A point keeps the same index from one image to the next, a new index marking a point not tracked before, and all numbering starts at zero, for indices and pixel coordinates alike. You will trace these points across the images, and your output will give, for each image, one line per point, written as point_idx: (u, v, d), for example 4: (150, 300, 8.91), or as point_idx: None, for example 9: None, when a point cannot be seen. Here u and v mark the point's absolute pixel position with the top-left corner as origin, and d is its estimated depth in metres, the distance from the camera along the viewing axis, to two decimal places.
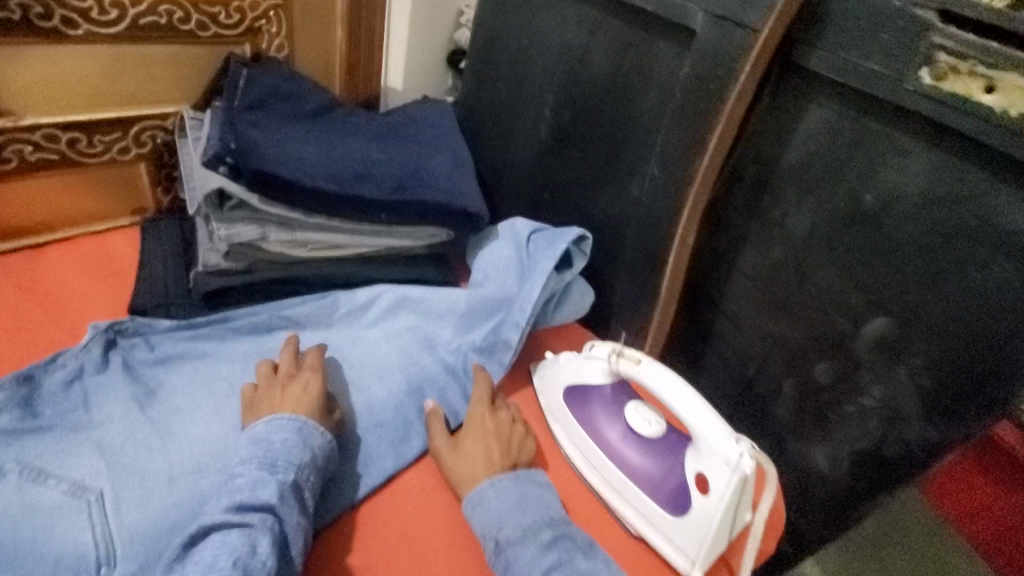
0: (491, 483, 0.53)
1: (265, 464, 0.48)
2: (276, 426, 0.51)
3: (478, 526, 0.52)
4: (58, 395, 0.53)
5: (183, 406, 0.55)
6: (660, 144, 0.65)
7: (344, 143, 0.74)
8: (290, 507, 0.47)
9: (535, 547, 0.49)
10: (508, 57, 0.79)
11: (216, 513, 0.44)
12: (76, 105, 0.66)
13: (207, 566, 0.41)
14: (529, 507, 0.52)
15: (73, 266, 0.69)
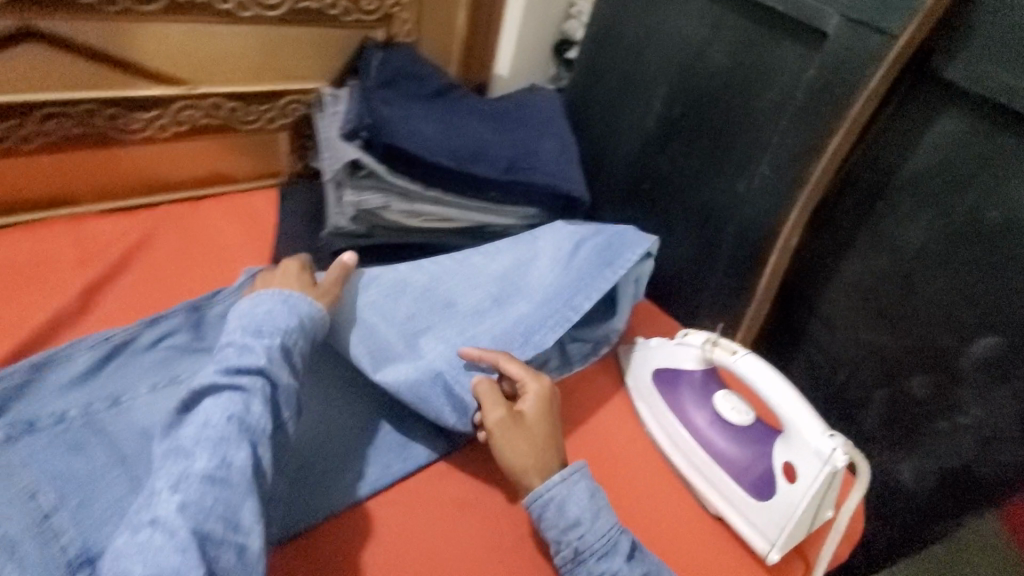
0: (564, 483, 0.53)
1: (253, 332, 0.52)
2: (262, 301, 0.55)
3: (551, 528, 0.52)
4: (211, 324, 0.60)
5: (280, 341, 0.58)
6: (774, 144, 0.66)
7: (462, 124, 0.79)
8: (278, 370, 0.50)
9: (618, 556, 0.51)
10: (622, 49, 0.81)
11: (207, 376, 0.49)
12: (236, 78, 0.75)
13: (205, 421, 0.45)
14: (602, 513, 0.53)
15: (218, 215, 0.77)
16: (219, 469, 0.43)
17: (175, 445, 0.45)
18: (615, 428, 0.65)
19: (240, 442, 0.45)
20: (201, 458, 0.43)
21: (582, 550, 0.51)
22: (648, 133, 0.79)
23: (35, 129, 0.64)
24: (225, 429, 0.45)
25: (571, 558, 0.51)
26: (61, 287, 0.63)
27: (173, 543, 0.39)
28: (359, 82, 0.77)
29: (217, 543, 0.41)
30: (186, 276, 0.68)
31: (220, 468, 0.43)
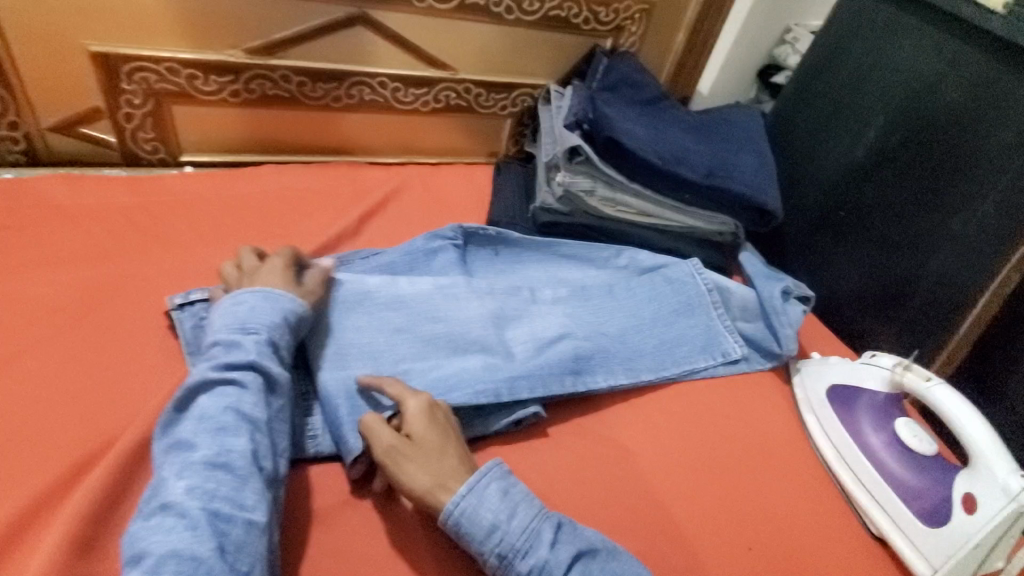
0: (471, 492, 0.47)
1: (240, 329, 0.50)
2: (237, 302, 0.53)
3: (472, 547, 0.46)
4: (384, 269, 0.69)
5: (407, 300, 0.62)
6: (1004, 184, 0.65)
7: (668, 131, 0.86)
8: (268, 361, 0.50)
9: (545, 543, 0.45)
10: (842, 76, 0.82)
11: (201, 373, 0.48)
12: (486, 69, 0.90)
13: (203, 416, 0.45)
14: (517, 506, 0.47)
15: (444, 178, 0.92)
16: (221, 457, 0.44)
17: (182, 440, 0.45)
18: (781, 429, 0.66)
19: (239, 433, 0.45)
20: (200, 448, 0.44)
21: (509, 554, 0.45)
22: (855, 161, 0.80)
23: (345, 91, 0.84)
24: (228, 420, 0.45)
25: (498, 567, 0.46)
26: (334, 210, 0.80)
27: (183, 523, 0.40)
28: (585, 84, 0.87)
29: (227, 519, 0.41)
30: (418, 220, 0.83)
31: (221, 455, 0.43)
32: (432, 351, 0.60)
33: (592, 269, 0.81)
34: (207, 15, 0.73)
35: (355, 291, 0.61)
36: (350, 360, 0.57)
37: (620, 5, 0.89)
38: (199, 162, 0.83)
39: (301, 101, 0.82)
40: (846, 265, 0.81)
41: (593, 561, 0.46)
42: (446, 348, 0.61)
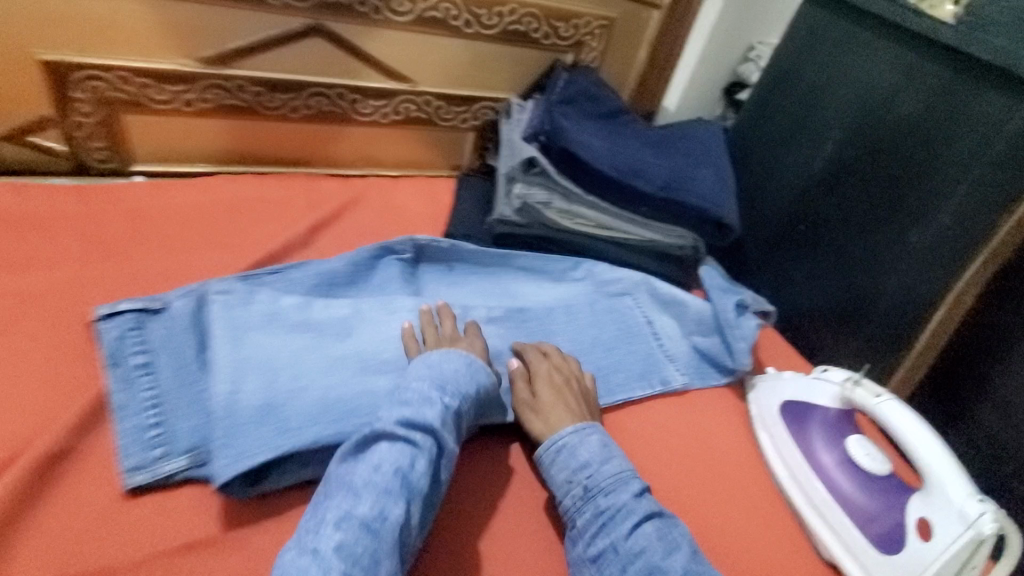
0: (575, 433, 0.56)
1: (436, 386, 0.53)
2: (449, 357, 0.57)
3: (562, 472, 0.54)
4: (321, 282, 0.67)
5: (319, 323, 0.61)
6: (960, 195, 0.63)
7: (627, 144, 0.86)
8: (448, 433, 0.51)
9: (629, 492, 0.52)
10: (798, 91, 0.83)
11: (388, 422, 0.49)
12: (447, 82, 0.89)
13: (375, 468, 0.47)
14: (612, 456, 0.55)
15: (406, 191, 0.91)
16: (376, 521, 0.44)
17: (350, 483, 0.46)
18: (733, 444, 0.64)
19: (399, 503, 0.45)
20: (364, 502, 0.45)
21: (593, 488, 0.53)
22: (811, 175, 0.80)
23: (303, 102, 0.83)
24: (390, 481, 0.46)
25: (580, 497, 0.53)
26: (287, 221, 0.78)
27: None
28: (544, 96, 0.87)
29: None
30: (373, 232, 0.82)
31: (377, 519, 0.44)
32: (342, 368, 0.57)
33: (548, 282, 0.79)
34: (159, 23, 0.73)
35: (264, 309, 0.60)
36: (257, 376, 0.54)
37: (580, 21, 0.89)
38: (153, 173, 0.82)
39: (258, 111, 0.82)
40: (808, 280, 0.80)
41: (662, 522, 0.51)
42: (369, 367, 0.59)
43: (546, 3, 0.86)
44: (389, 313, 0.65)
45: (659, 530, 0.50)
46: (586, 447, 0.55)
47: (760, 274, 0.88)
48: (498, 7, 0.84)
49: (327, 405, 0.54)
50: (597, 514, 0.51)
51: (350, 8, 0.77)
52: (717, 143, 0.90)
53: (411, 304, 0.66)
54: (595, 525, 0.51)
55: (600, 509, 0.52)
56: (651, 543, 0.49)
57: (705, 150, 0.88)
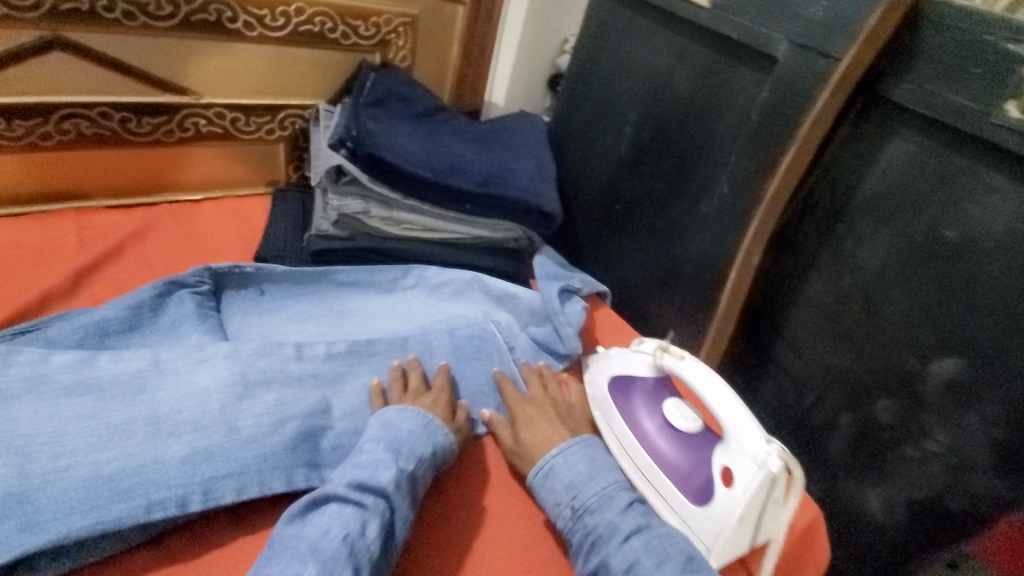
0: (560, 454, 0.57)
1: (391, 447, 0.53)
2: (405, 416, 0.56)
3: (550, 495, 0.55)
4: (88, 334, 0.57)
5: (84, 383, 0.51)
6: (732, 163, 0.68)
7: (444, 142, 0.83)
8: (401, 497, 0.49)
9: (615, 509, 0.53)
10: (598, 78, 0.86)
11: (338, 484, 0.49)
12: (239, 91, 0.81)
13: (322, 533, 0.45)
14: (601, 474, 0.56)
15: (212, 217, 0.82)
16: None
17: (295, 545, 0.45)
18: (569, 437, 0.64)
19: (344, 569, 0.43)
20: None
21: (581, 508, 0.53)
22: (619, 157, 0.83)
23: (56, 126, 0.71)
24: (337, 549, 0.44)
25: (572, 519, 0.53)
26: (49, 270, 0.66)
27: None
28: (351, 100, 0.82)
29: None
30: (167, 267, 0.72)
31: None
32: (123, 438, 0.49)
33: (376, 294, 0.75)
34: None
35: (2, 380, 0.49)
36: (6, 457, 0.45)
37: (380, 19, 0.86)
38: None
39: None
40: (631, 257, 0.84)
41: (652, 534, 0.51)
42: (159, 430, 0.50)
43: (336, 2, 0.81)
44: (185, 358, 0.56)
45: (647, 544, 0.50)
46: (567, 464, 0.56)
47: (592, 256, 0.91)
48: (281, 7, 0.78)
49: (91, 488, 0.45)
50: (586, 534, 0.52)
51: (93, 15, 0.67)
52: (536, 135, 0.91)
53: (225, 351, 0.58)
54: (586, 544, 0.51)
55: (588, 530, 0.52)
56: (639, 556, 0.49)
57: (524, 141, 0.89)
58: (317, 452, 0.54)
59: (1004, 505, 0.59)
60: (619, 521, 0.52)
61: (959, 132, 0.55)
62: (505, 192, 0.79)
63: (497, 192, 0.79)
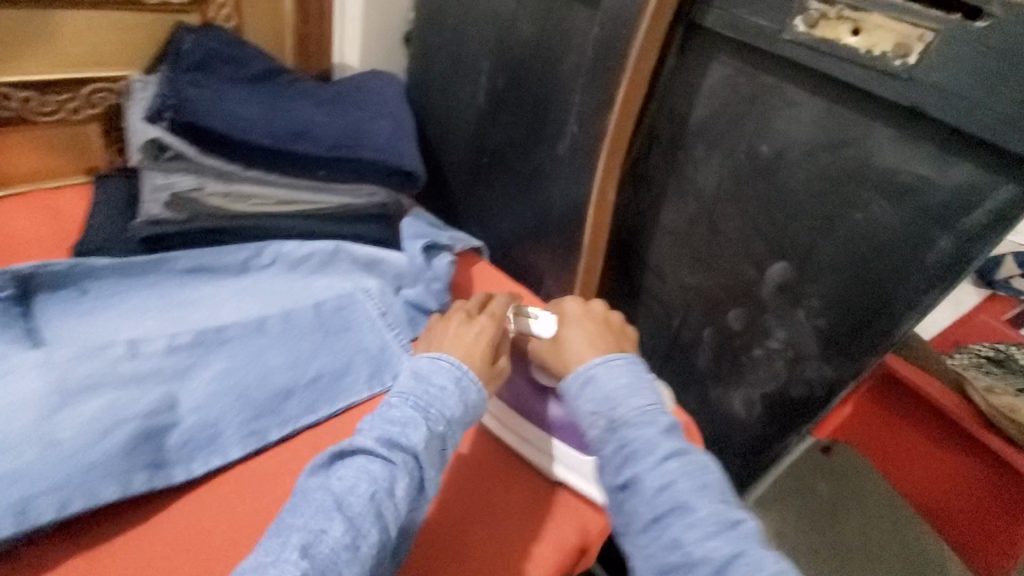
0: (605, 363, 0.57)
1: (422, 406, 0.51)
2: (437, 368, 0.54)
3: (588, 404, 0.55)
4: None
5: None
6: (577, 101, 0.70)
7: (288, 106, 0.77)
8: (432, 457, 0.49)
9: (657, 429, 0.52)
10: (448, 28, 0.84)
11: (368, 438, 0.48)
12: (26, 66, 0.69)
13: (349, 488, 0.44)
14: (642, 392, 0.55)
15: (17, 215, 0.71)
16: (348, 550, 0.41)
17: (319, 499, 0.44)
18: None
19: (373, 526, 0.43)
20: (334, 528, 0.42)
21: (619, 420, 0.53)
22: (479, 107, 0.83)
23: None
24: (365, 506, 0.44)
25: (607, 428, 0.53)
26: None
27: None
28: (166, 65, 0.73)
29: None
30: None
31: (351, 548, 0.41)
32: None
33: (227, 278, 0.69)
34: None
35: None
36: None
37: None
38: None
39: None
40: (504, 209, 0.85)
41: (690, 460, 0.50)
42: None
43: None
44: None
45: (686, 468, 0.49)
46: (611, 374, 0.56)
47: (468, 213, 0.91)
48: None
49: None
50: (620, 445, 0.52)
51: None
52: (393, 93, 0.88)
53: (35, 359, 0.50)
54: (619, 457, 0.52)
55: (623, 442, 0.52)
56: (677, 480, 0.49)
57: (380, 100, 0.86)
58: (162, 450, 0.50)
59: (834, 386, 0.66)
60: (650, 432, 0.51)
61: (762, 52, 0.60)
62: (359, 153, 0.74)
63: (349, 154, 0.74)
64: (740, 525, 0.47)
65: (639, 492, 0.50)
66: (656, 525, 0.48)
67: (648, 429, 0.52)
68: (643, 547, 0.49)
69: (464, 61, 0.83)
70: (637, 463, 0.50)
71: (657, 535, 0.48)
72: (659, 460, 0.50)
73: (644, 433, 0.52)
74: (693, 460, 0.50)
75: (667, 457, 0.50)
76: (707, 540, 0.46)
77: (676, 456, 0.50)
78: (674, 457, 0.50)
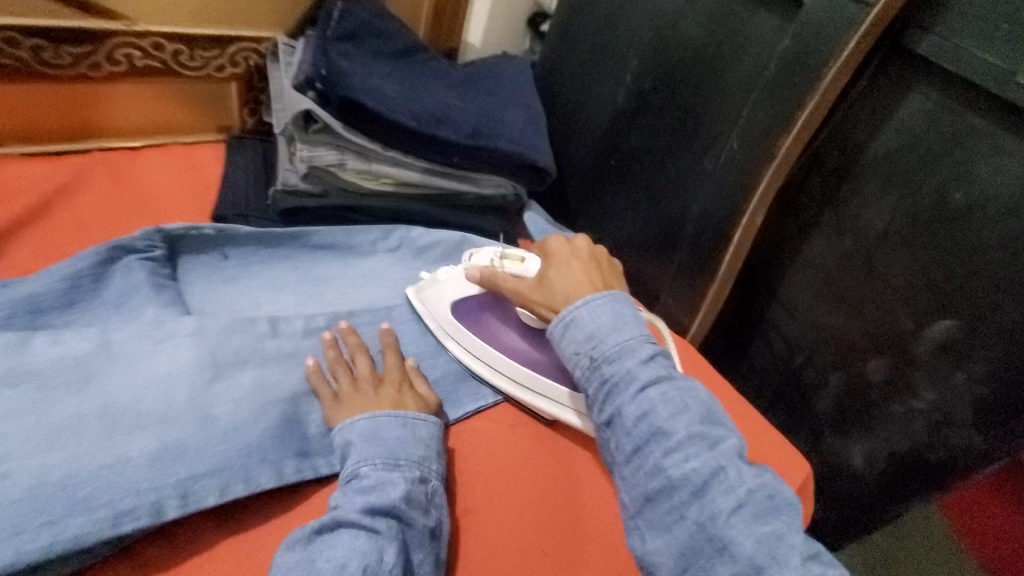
0: (586, 304, 0.53)
1: (388, 463, 0.46)
2: (380, 423, 0.49)
3: (571, 345, 0.53)
4: (18, 311, 0.48)
5: (39, 371, 0.44)
6: (743, 118, 0.64)
7: (426, 87, 0.74)
8: (416, 509, 0.44)
9: (637, 359, 0.49)
10: (596, 17, 0.79)
11: (348, 511, 0.43)
12: (179, 18, 0.69)
13: (341, 566, 0.39)
14: (626, 326, 0.51)
15: (160, 167, 0.71)
16: None
17: None
18: None
19: None
20: None
21: (599, 357, 0.50)
22: (617, 106, 0.78)
23: None
24: None
25: (589, 367, 0.51)
26: None
27: None
28: (317, 33, 0.71)
29: None
30: (110, 227, 0.62)
31: None
32: (70, 438, 0.41)
33: (355, 258, 0.68)
34: None
35: None
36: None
37: None
38: None
39: None
40: (624, 219, 0.80)
41: (671, 387, 0.47)
42: (116, 426, 0.43)
43: None
44: (153, 343, 0.48)
45: (666, 395, 0.47)
46: (592, 312, 0.53)
47: (582, 213, 0.87)
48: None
49: (38, 500, 0.38)
50: (603, 382, 0.50)
51: None
52: (526, 81, 0.84)
53: (190, 328, 0.50)
54: (602, 393, 0.50)
55: (606, 379, 0.50)
56: (655, 405, 0.46)
57: (514, 86, 0.82)
58: (306, 440, 0.49)
59: (977, 456, 0.61)
60: (636, 369, 0.48)
61: (973, 93, 0.54)
62: (496, 143, 0.71)
63: (487, 144, 0.71)
64: (720, 445, 0.44)
65: (621, 425, 0.48)
66: (638, 453, 0.46)
67: (622, 362, 0.49)
68: (628, 478, 0.47)
69: (608, 54, 0.78)
70: (618, 397, 0.48)
71: (638, 462, 0.46)
72: (639, 390, 0.47)
73: (618, 366, 0.49)
74: (672, 387, 0.47)
75: (643, 387, 0.48)
76: (689, 461, 0.43)
77: (654, 385, 0.48)
78: (628, 386, 0.48)
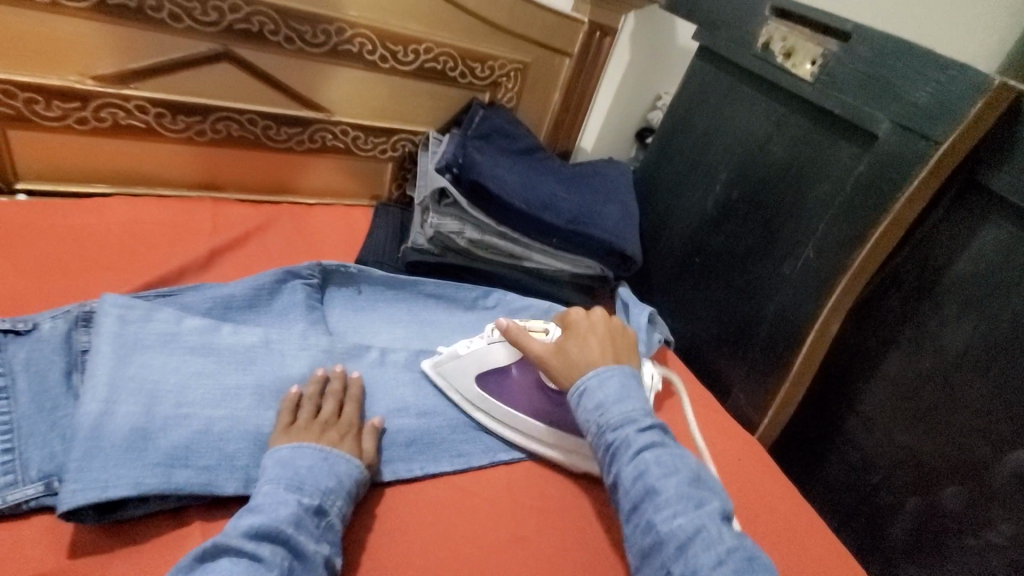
0: (597, 375, 0.58)
1: (291, 487, 0.48)
2: (302, 453, 0.51)
3: (582, 412, 0.57)
4: (215, 306, 0.65)
5: (222, 349, 0.58)
6: (820, 231, 0.70)
7: (539, 179, 0.89)
8: (305, 536, 0.45)
9: (636, 427, 0.54)
10: (695, 134, 0.91)
11: (234, 532, 0.44)
12: (363, 113, 0.91)
13: None
14: (630, 398, 0.56)
15: (325, 218, 0.91)
16: None
17: None
18: None
19: None
20: None
21: (604, 424, 0.55)
22: (705, 211, 0.87)
23: (211, 126, 0.82)
24: None
25: (594, 434, 0.55)
26: (184, 245, 0.76)
27: None
28: (460, 131, 0.90)
29: None
30: (282, 258, 0.80)
31: None
32: (233, 401, 0.55)
33: (457, 309, 0.80)
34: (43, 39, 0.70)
35: (162, 329, 0.57)
36: (137, 398, 0.51)
37: (496, 64, 0.94)
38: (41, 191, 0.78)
39: (162, 133, 0.80)
40: (702, 312, 0.86)
41: (665, 451, 0.52)
42: (263, 400, 0.56)
43: (462, 46, 0.90)
44: (299, 347, 0.62)
45: (660, 458, 0.51)
46: (600, 382, 0.57)
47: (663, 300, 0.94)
48: (413, 45, 0.87)
49: (204, 441, 0.51)
50: (608, 449, 0.54)
51: (257, 36, 0.78)
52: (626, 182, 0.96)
53: (324, 343, 0.64)
54: (603, 455, 0.54)
55: (609, 444, 0.54)
56: (649, 467, 0.51)
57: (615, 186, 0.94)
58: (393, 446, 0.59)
59: None
60: (632, 437, 0.53)
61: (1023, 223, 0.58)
62: (589, 230, 0.83)
63: (583, 231, 0.83)
64: (706, 507, 0.49)
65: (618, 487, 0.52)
66: (634, 513, 0.50)
67: (623, 429, 0.54)
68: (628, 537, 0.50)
69: (701, 166, 0.89)
70: (618, 462, 0.52)
71: (636, 522, 0.50)
72: (637, 453, 0.52)
73: (618, 433, 0.54)
74: (665, 451, 0.52)
75: (640, 451, 0.52)
76: (676, 519, 0.48)
77: (651, 450, 0.52)
78: (626, 450, 0.53)
